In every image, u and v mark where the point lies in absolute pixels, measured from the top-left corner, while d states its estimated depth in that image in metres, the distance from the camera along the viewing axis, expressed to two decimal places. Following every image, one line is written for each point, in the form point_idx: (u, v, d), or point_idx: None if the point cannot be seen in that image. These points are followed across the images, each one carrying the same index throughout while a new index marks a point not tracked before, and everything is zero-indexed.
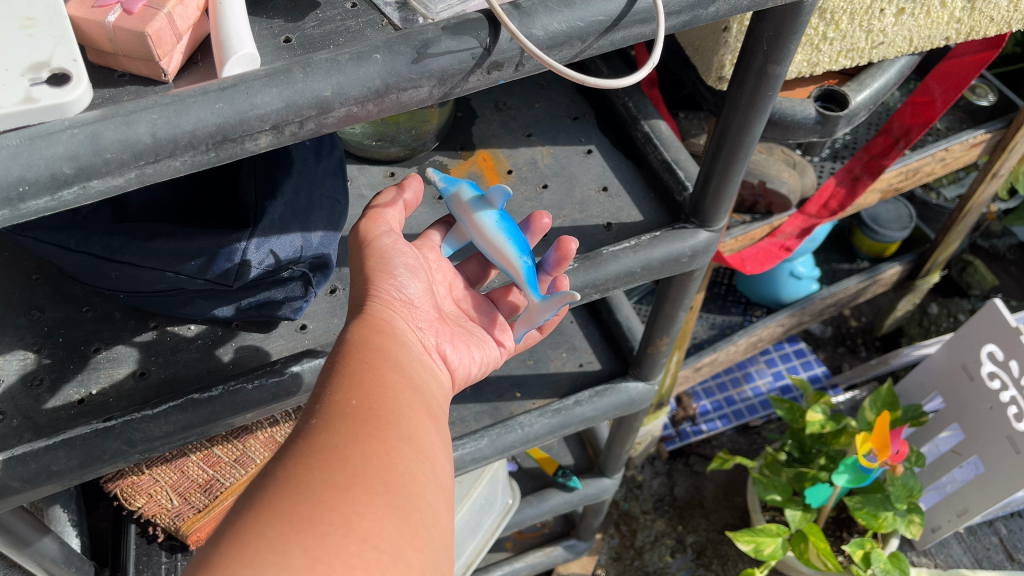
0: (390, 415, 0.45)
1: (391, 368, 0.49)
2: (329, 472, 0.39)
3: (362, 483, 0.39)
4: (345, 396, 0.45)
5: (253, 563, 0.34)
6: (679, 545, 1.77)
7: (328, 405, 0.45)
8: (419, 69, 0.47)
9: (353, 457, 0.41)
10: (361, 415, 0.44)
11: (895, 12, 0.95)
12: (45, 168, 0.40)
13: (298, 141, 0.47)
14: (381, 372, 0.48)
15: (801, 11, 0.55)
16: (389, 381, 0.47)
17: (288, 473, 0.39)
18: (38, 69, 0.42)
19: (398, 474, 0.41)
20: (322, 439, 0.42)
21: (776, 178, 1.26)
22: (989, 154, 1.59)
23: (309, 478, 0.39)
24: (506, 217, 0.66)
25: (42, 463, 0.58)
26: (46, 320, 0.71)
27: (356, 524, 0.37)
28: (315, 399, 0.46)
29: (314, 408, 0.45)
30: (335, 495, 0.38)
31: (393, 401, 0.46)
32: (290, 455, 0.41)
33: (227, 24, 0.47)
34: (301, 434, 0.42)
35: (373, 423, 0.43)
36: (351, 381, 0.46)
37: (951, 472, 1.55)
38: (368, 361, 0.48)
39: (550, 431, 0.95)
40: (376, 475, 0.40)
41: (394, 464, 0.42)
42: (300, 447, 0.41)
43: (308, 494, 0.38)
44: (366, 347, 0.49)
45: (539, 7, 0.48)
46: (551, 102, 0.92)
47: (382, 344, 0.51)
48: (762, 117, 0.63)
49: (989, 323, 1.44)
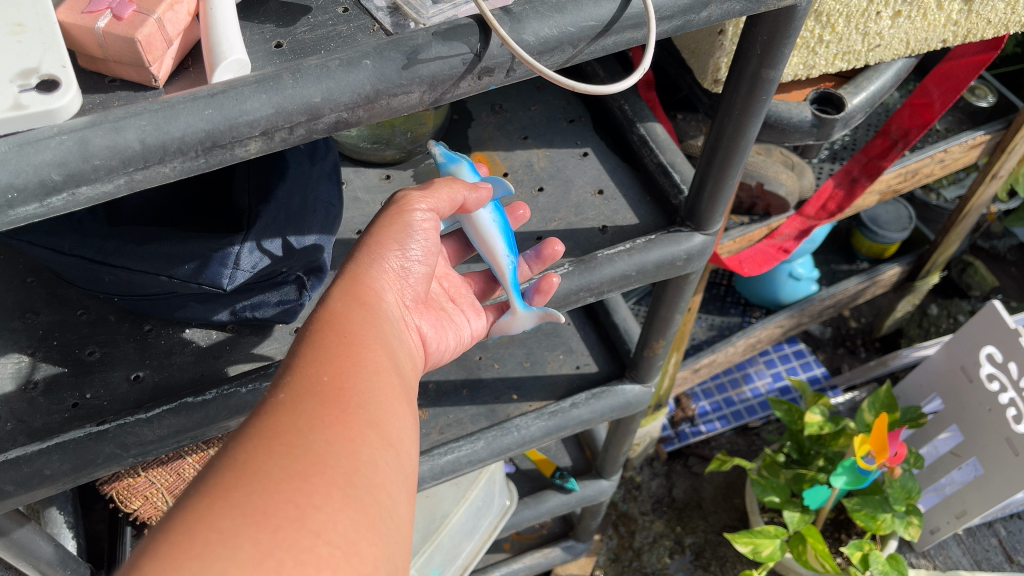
0: (358, 399, 0.44)
1: (367, 346, 0.48)
2: (288, 460, 0.39)
3: (321, 473, 0.39)
4: (317, 376, 0.44)
5: (200, 555, 0.34)
6: (677, 546, 1.77)
7: (297, 380, 0.44)
8: (409, 75, 0.47)
9: (316, 444, 0.40)
10: (329, 398, 0.43)
11: (892, 14, 0.95)
12: (34, 175, 0.40)
13: (288, 147, 0.47)
14: (356, 351, 0.47)
15: (794, 15, 0.55)
16: (364, 361, 0.47)
17: (248, 455, 0.39)
18: (27, 75, 0.42)
19: (357, 465, 0.41)
20: (286, 421, 0.41)
21: (774, 180, 1.25)
22: (989, 156, 1.58)
23: (268, 464, 0.38)
24: (499, 215, 0.69)
25: (35, 467, 0.58)
26: (41, 323, 0.71)
27: (309, 517, 0.37)
28: (289, 370, 0.45)
29: (285, 381, 0.44)
30: (292, 485, 0.38)
31: (364, 384, 0.45)
32: (252, 434, 0.40)
33: (218, 29, 0.47)
34: (267, 412, 0.42)
35: (340, 406, 0.43)
36: (326, 360, 0.45)
37: (950, 473, 1.54)
38: (347, 337, 0.47)
39: (546, 433, 0.96)
40: (336, 465, 0.40)
41: (355, 453, 0.41)
42: (266, 426, 0.41)
43: (264, 482, 0.37)
44: (348, 322, 0.49)
45: (530, 12, 0.48)
46: (547, 105, 0.92)
47: (363, 318, 0.50)
48: (756, 121, 0.63)
49: (988, 324, 1.44)
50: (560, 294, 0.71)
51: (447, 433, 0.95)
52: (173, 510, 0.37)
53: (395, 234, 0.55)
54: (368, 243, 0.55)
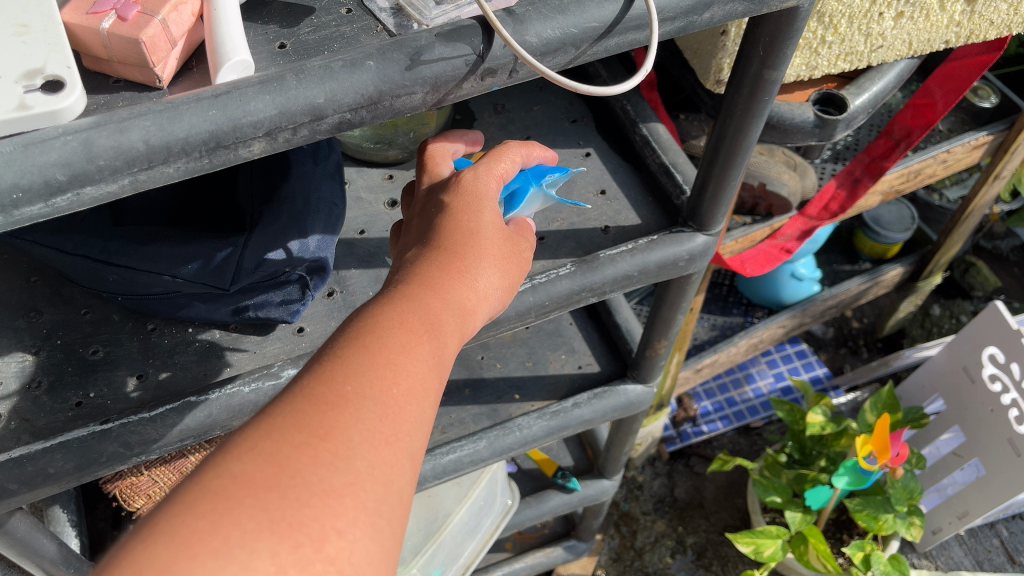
0: (414, 421, 0.40)
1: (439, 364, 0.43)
2: (331, 471, 0.35)
3: (355, 495, 0.35)
4: (389, 381, 0.40)
5: (218, 553, 0.31)
6: (679, 546, 1.77)
7: (371, 377, 0.39)
8: (412, 76, 0.47)
9: (360, 464, 0.36)
10: (390, 411, 0.39)
11: (895, 15, 0.95)
12: (39, 175, 0.40)
13: (292, 148, 0.47)
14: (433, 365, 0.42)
15: (797, 17, 0.55)
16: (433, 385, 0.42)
17: (292, 447, 0.35)
18: (32, 76, 0.42)
19: (392, 496, 0.37)
20: (342, 422, 0.37)
21: (776, 180, 1.25)
22: (991, 156, 1.58)
23: (308, 467, 0.34)
24: None
25: (39, 466, 0.59)
26: (45, 322, 0.71)
27: (331, 542, 0.33)
28: (365, 352, 0.40)
29: (356, 368, 0.39)
30: (326, 505, 0.34)
31: (424, 400, 0.41)
32: (304, 420, 0.36)
33: (222, 31, 0.47)
34: (328, 401, 0.38)
35: (395, 422, 0.39)
36: (398, 362, 0.41)
37: (951, 474, 1.54)
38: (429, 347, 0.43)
39: (548, 433, 0.95)
40: (372, 493, 0.36)
41: (393, 483, 0.37)
42: (320, 419, 0.37)
43: (297, 492, 0.34)
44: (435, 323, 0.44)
45: (533, 14, 0.48)
46: (549, 105, 0.92)
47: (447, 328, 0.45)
48: (759, 122, 0.63)
49: (990, 324, 1.43)
50: (562, 293, 0.71)
51: (449, 433, 0.95)
52: (201, 477, 0.34)
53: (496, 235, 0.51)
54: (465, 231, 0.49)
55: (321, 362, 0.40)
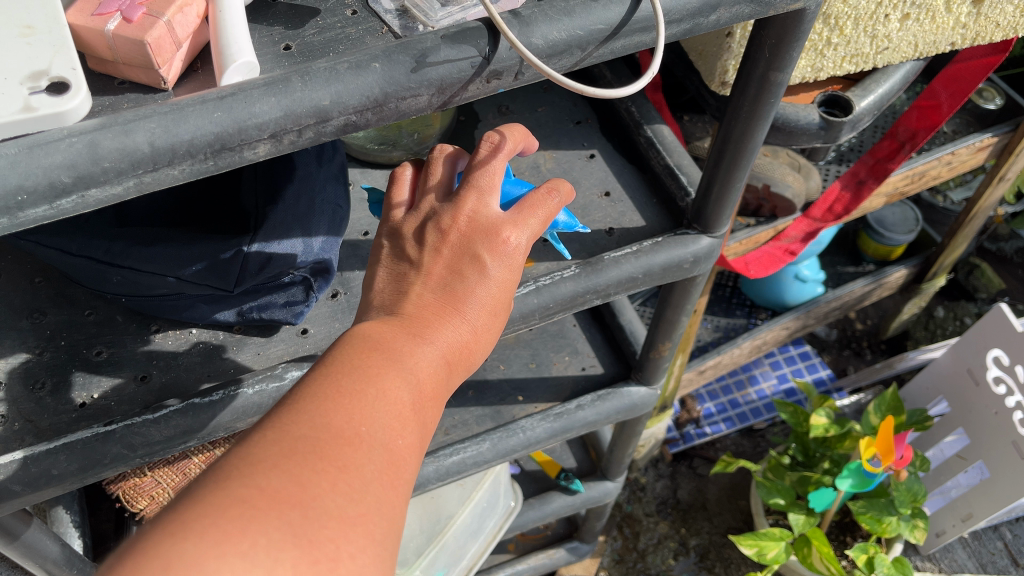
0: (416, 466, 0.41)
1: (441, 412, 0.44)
2: (347, 499, 0.36)
3: (366, 523, 0.36)
4: (399, 430, 0.41)
5: (246, 555, 0.32)
6: (682, 547, 1.77)
7: (386, 419, 0.40)
8: (418, 78, 0.47)
9: (371, 498, 0.37)
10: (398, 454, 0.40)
11: (900, 17, 0.94)
12: (44, 176, 0.40)
13: (297, 150, 0.47)
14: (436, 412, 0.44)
15: (803, 18, 0.55)
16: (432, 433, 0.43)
17: (312, 471, 0.36)
18: (37, 78, 0.42)
19: (394, 533, 0.38)
20: (358, 458, 0.38)
21: (780, 182, 1.25)
22: (996, 158, 1.58)
23: (328, 492, 0.36)
24: None
25: (43, 467, 0.58)
26: (49, 323, 0.71)
27: (344, 564, 0.34)
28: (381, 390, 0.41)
29: (374, 404, 0.41)
30: (340, 531, 0.35)
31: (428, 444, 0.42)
32: (324, 445, 0.37)
33: (227, 33, 0.47)
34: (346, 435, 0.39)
35: (402, 462, 0.40)
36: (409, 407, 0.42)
37: (955, 476, 1.54)
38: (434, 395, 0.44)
39: (551, 435, 0.95)
40: (379, 525, 0.37)
41: (396, 518, 0.38)
42: (339, 450, 0.38)
43: (315, 514, 0.35)
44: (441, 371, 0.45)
45: (539, 15, 0.48)
46: (553, 106, 0.91)
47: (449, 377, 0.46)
48: (764, 125, 0.63)
49: (995, 326, 1.43)
50: (567, 295, 0.71)
51: (452, 434, 0.95)
52: (226, 484, 0.34)
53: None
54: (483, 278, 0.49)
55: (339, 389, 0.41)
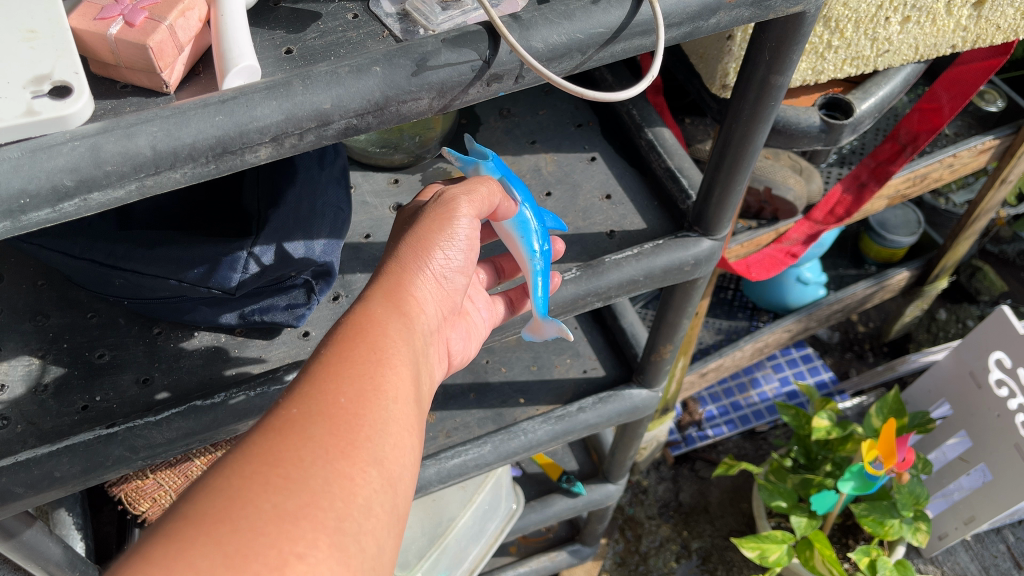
0: (371, 425, 0.39)
1: (394, 362, 0.43)
2: (282, 496, 0.34)
3: (313, 514, 0.34)
4: (336, 392, 0.40)
5: None
6: (684, 550, 1.76)
7: (316, 394, 0.39)
8: (418, 82, 0.47)
9: (313, 480, 0.35)
10: (341, 421, 0.39)
11: (901, 20, 0.95)
12: (46, 180, 0.40)
13: (298, 153, 0.47)
14: (381, 365, 0.42)
15: (803, 22, 0.55)
16: (386, 381, 0.42)
17: (240, 476, 0.35)
18: (39, 82, 0.42)
19: (353, 509, 0.36)
20: (291, 444, 0.37)
21: (782, 185, 1.25)
22: (998, 160, 1.57)
23: (260, 494, 0.34)
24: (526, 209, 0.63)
25: (45, 469, 0.59)
26: (52, 326, 0.71)
27: (291, 566, 0.33)
28: (307, 377, 0.41)
29: (305, 391, 0.39)
30: (278, 529, 0.33)
31: (385, 407, 0.41)
32: (250, 449, 0.36)
33: (228, 37, 0.47)
34: (275, 426, 0.37)
35: (351, 431, 0.38)
36: (343, 372, 0.41)
37: (958, 479, 1.53)
38: (375, 347, 0.43)
39: (552, 438, 0.95)
40: (330, 510, 0.35)
41: (354, 496, 0.36)
42: (267, 445, 0.36)
43: (248, 519, 0.33)
44: (374, 331, 0.44)
45: (540, 19, 0.48)
46: (554, 109, 0.92)
47: (394, 326, 0.45)
48: (765, 127, 0.63)
49: (998, 328, 1.42)
50: (568, 298, 0.71)
51: (454, 437, 0.95)
52: (149, 529, 0.33)
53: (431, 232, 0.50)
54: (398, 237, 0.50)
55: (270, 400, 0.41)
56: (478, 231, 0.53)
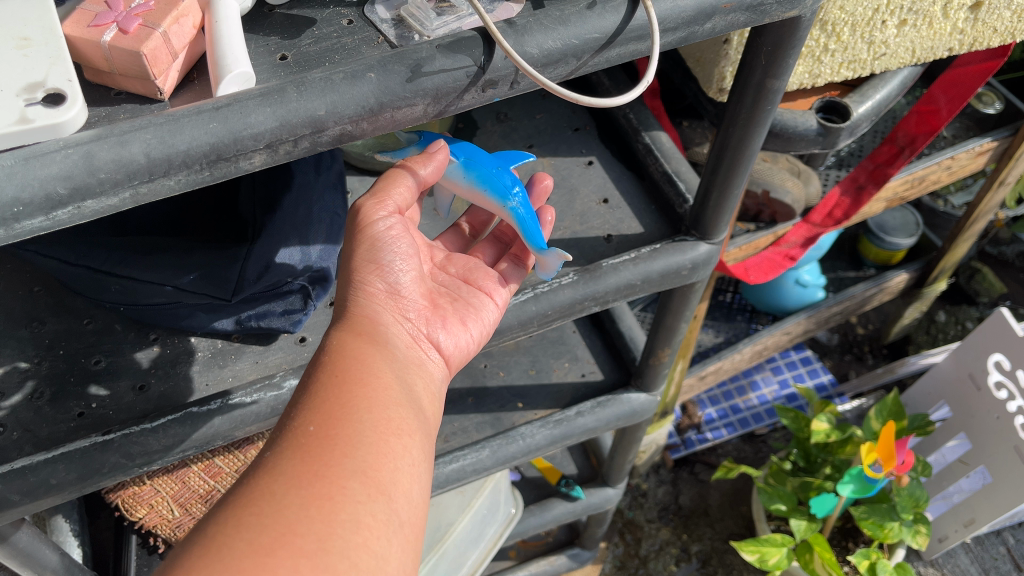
0: (345, 444, 0.42)
1: (360, 380, 0.46)
2: (256, 530, 0.37)
3: (289, 543, 0.37)
4: (300, 426, 0.43)
5: None
6: (684, 554, 1.76)
7: (286, 432, 0.43)
8: (413, 88, 0.47)
9: (288, 509, 0.38)
10: (312, 448, 0.42)
11: (897, 23, 0.95)
12: (40, 188, 0.40)
13: (292, 160, 0.47)
14: (346, 386, 0.45)
15: (799, 26, 0.55)
16: (355, 399, 0.45)
17: (219, 524, 0.38)
18: (33, 89, 0.42)
19: (333, 527, 0.38)
20: (264, 483, 0.40)
21: (779, 188, 1.25)
22: (996, 162, 1.57)
23: (233, 535, 0.37)
24: (473, 162, 0.63)
25: (41, 477, 0.58)
26: (48, 332, 0.71)
27: None
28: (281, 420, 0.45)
29: (275, 438, 0.43)
30: (256, 562, 0.36)
31: (355, 425, 0.43)
32: (230, 498, 0.40)
33: (222, 44, 0.47)
34: (252, 473, 0.41)
35: (322, 456, 0.41)
36: (305, 408, 0.44)
37: (958, 482, 1.52)
38: (338, 373, 0.46)
39: (551, 442, 0.94)
40: (308, 534, 0.37)
41: (336, 514, 0.39)
42: (244, 489, 0.40)
43: (228, 558, 0.36)
44: (334, 359, 0.47)
45: (535, 24, 0.48)
46: (552, 113, 0.91)
47: (358, 350, 0.49)
48: (762, 131, 0.63)
49: (996, 331, 1.42)
50: (565, 302, 0.71)
51: (452, 442, 0.95)
52: None
53: (371, 256, 0.54)
54: (348, 269, 0.54)
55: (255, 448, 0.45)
56: (400, 235, 0.55)
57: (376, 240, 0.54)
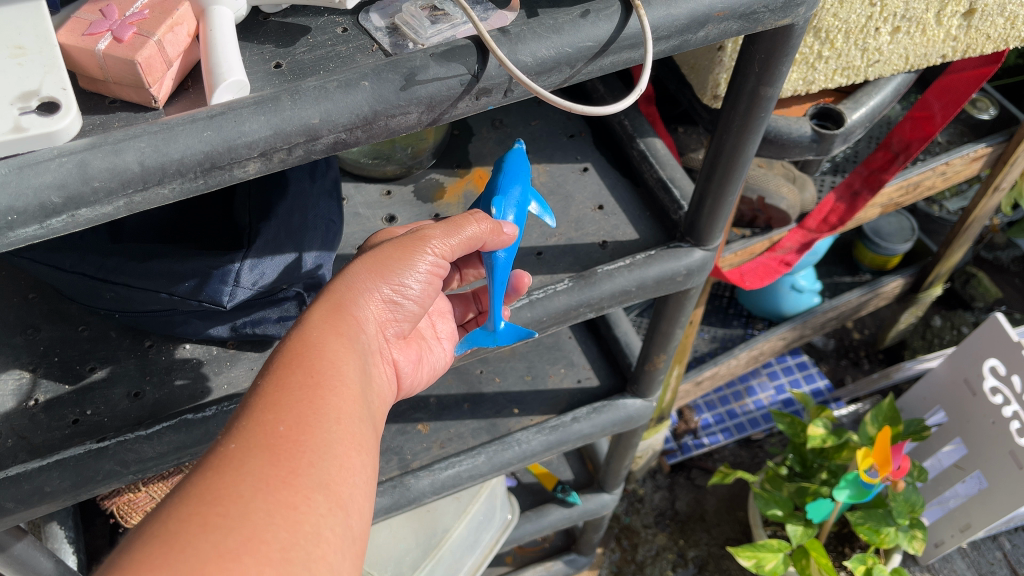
0: (312, 453, 0.42)
1: (333, 388, 0.46)
2: (221, 534, 0.37)
3: (254, 549, 0.37)
4: (274, 422, 0.42)
5: None
6: (680, 559, 1.76)
7: (254, 424, 0.42)
8: (407, 96, 0.47)
9: (254, 514, 0.38)
10: (280, 452, 0.41)
11: (891, 30, 0.95)
12: (34, 197, 0.40)
13: (287, 168, 0.47)
14: (320, 392, 0.45)
15: (792, 34, 0.55)
16: (326, 407, 0.44)
17: (179, 521, 0.37)
18: (27, 98, 0.42)
19: (296, 538, 0.39)
20: (228, 482, 0.39)
21: (775, 194, 1.25)
22: (990, 167, 1.58)
23: (198, 535, 0.36)
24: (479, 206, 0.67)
25: (36, 484, 0.58)
26: (42, 339, 0.71)
27: None
28: (249, 405, 0.44)
29: (240, 429, 0.42)
30: (220, 567, 0.36)
31: (324, 433, 0.43)
32: (189, 493, 0.39)
33: (217, 53, 0.47)
34: (213, 466, 0.40)
35: (289, 462, 0.41)
36: (280, 404, 0.44)
37: (953, 486, 1.53)
38: (313, 374, 0.46)
39: (547, 448, 0.95)
40: (273, 541, 0.38)
41: (299, 523, 0.39)
42: (205, 485, 0.39)
43: (192, 559, 0.36)
44: (317, 358, 0.47)
45: (528, 33, 0.48)
46: (547, 120, 0.92)
47: (337, 351, 0.48)
48: (756, 138, 0.63)
49: (991, 336, 1.43)
50: (560, 309, 0.71)
51: (448, 447, 0.95)
52: None
53: (393, 266, 0.54)
54: (363, 264, 0.53)
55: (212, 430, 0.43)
56: (440, 263, 0.57)
57: (409, 258, 0.54)
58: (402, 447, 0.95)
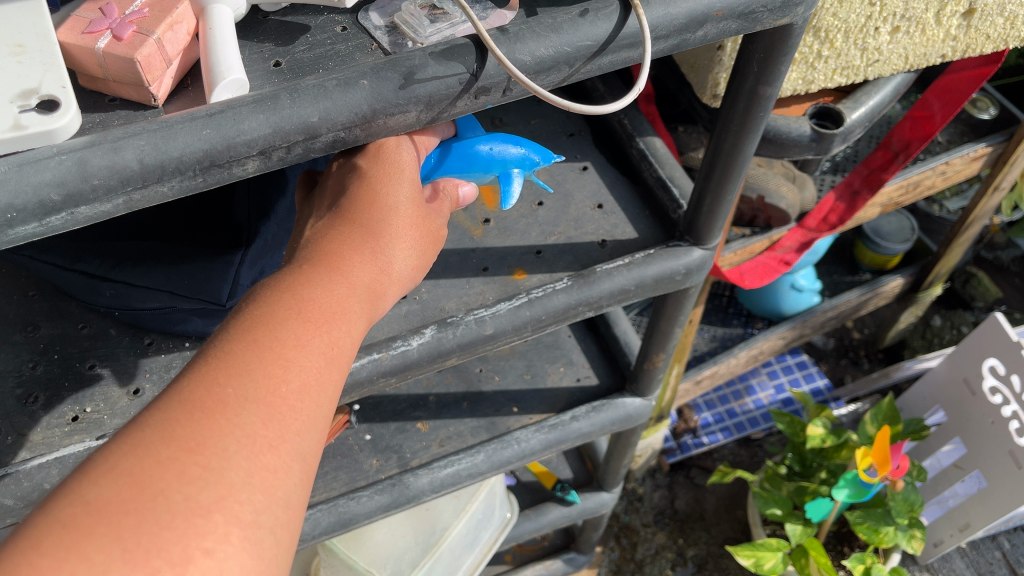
0: (303, 421, 0.40)
1: (338, 358, 0.44)
2: (197, 486, 0.35)
3: (226, 508, 0.35)
4: (277, 378, 0.40)
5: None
6: (679, 558, 1.76)
7: (256, 373, 0.40)
8: (406, 94, 0.47)
9: (236, 473, 0.36)
10: (274, 412, 0.39)
11: (890, 30, 0.95)
12: (33, 195, 0.40)
13: (286, 166, 0.47)
14: (327, 358, 0.43)
15: (791, 34, 0.55)
16: (326, 377, 0.43)
17: (156, 462, 0.35)
18: (27, 96, 0.42)
19: (270, 505, 0.37)
20: (217, 432, 0.37)
21: (774, 193, 1.26)
22: (991, 167, 1.58)
23: (174, 484, 0.34)
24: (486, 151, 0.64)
25: (35, 481, 0.59)
26: (42, 337, 0.71)
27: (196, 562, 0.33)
28: (254, 349, 0.41)
29: (240, 371, 0.40)
30: (190, 520, 0.34)
31: (317, 404, 0.42)
32: (173, 430, 0.36)
33: (216, 51, 0.47)
34: (205, 407, 0.38)
35: (280, 424, 0.39)
36: (287, 356, 0.41)
37: (953, 486, 1.53)
38: (324, 336, 0.44)
39: (546, 446, 0.95)
40: (246, 504, 0.36)
41: (275, 489, 0.38)
42: (192, 428, 0.37)
43: (162, 509, 0.33)
44: (332, 320, 0.44)
45: (527, 32, 0.48)
46: (547, 119, 0.92)
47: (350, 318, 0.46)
48: (754, 137, 0.63)
49: (990, 336, 1.42)
50: (560, 307, 0.71)
51: (447, 446, 0.95)
52: (55, 504, 0.33)
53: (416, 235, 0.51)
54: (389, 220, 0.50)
55: (206, 359, 0.40)
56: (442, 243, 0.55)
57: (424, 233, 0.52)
58: (402, 445, 0.95)
